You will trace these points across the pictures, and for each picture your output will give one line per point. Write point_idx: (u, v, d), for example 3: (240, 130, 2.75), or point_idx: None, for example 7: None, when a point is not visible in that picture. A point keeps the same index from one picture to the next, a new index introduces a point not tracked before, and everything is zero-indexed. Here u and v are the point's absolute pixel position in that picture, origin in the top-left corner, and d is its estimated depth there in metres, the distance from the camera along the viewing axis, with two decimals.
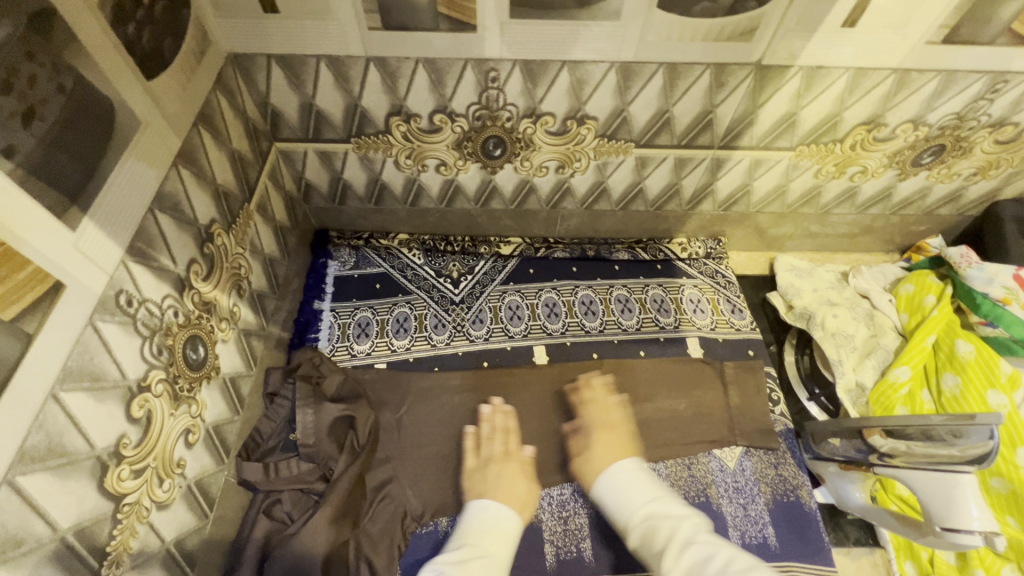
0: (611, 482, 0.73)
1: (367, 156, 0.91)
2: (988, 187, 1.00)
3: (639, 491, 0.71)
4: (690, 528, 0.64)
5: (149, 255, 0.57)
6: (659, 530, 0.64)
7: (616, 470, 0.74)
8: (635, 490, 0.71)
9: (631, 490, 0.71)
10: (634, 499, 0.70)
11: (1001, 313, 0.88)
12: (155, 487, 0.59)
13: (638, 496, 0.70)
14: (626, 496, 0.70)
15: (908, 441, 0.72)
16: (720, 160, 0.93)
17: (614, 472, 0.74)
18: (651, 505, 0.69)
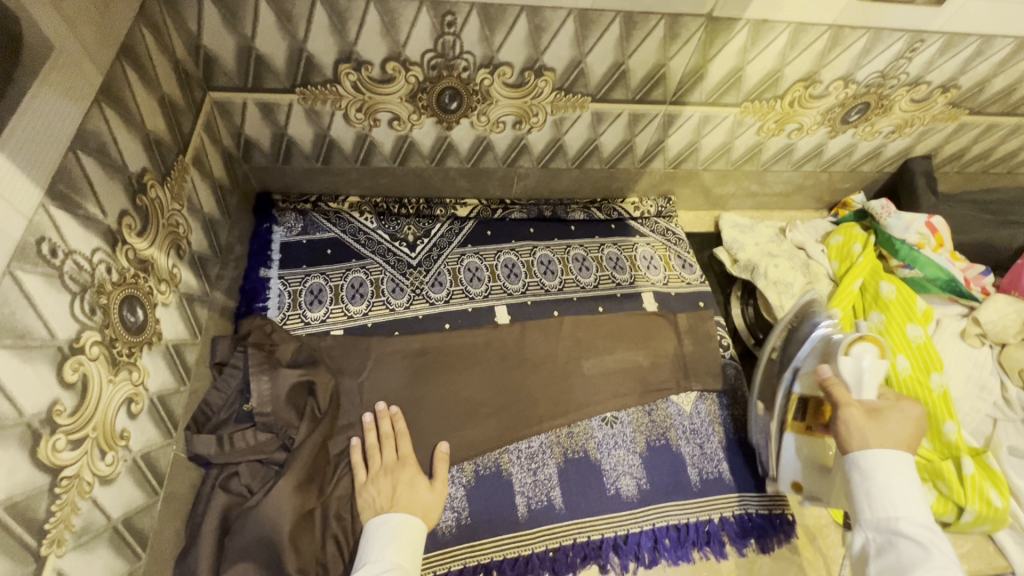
0: (873, 472, 0.60)
1: (313, 109, 0.85)
2: (903, 146, 1.10)
3: (916, 509, 0.58)
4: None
5: (73, 201, 0.51)
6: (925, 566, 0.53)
7: (886, 462, 0.60)
8: (903, 497, 0.58)
9: (900, 497, 0.58)
10: (897, 510, 0.58)
11: (917, 256, 0.96)
12: (97, 460, 0.54)
13: (905, 511, 0.58)
14: (889, 498, 0.58)
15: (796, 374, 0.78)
16: (671, 116, 0.95)
17: (883, 461, 0.60)
18: (919, 535, 0.56)
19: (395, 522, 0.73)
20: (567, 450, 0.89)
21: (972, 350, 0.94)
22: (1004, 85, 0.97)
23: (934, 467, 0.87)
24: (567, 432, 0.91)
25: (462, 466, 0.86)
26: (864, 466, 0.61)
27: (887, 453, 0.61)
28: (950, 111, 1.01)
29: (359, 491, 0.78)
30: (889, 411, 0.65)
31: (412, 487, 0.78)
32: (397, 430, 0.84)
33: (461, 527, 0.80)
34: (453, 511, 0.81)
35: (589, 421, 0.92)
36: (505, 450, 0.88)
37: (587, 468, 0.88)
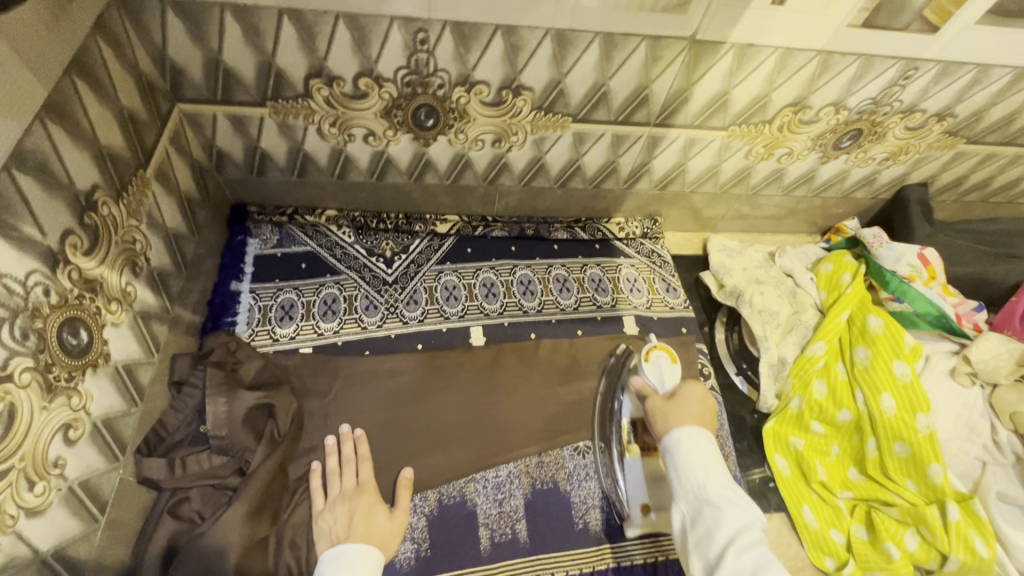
0: (679, 449, 0.65)
1: (285, 122, 0.83)
2: (898, 172, 1.07)
3: (713, 469, 0.62)
4: (746, 536, 0.56)
5: (6, 223, 0.49)
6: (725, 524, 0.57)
7: (686, 438, 0.65)
8: (703, 468, 0.62)
9: (699, 463, 0.63)
10: (696, 474, 0.62)
11: (907, 289, 0.93)
12: (24, 491, 0.51)
13: (704, 473, 0.62)
14: (690, 467, 0.63)
15: (621, 405, 0.92)
16: (656, 137, 0.92)
17: (687, 440, 0.65)
18: (714, 492, 0.60)
19: (351, 549, 0.70)
20: (536, 480, 0.86)
21: (962, 390, 0.90)
22: (1003, 115, 0.94)
23: (916, 511, 0.84)
24: (537, 461, 0.88)
25: (425, 494, 0.83)
26: (671, 448, 0.66)
27: (685, 429, 0.67)
28: (946, 139, 0.98)
29: (316, 518, 0.75)
30: (681, 392, 0.74)
31: (370, 516, 0.75)
32: (361, 453, 0.81)
33: (421, 560, 0.78)
34: (413, 542, 0.79)
35: (561, 450, 0.89)
36: (472, 478, 0.85)
37: (555, 500, 0.85)
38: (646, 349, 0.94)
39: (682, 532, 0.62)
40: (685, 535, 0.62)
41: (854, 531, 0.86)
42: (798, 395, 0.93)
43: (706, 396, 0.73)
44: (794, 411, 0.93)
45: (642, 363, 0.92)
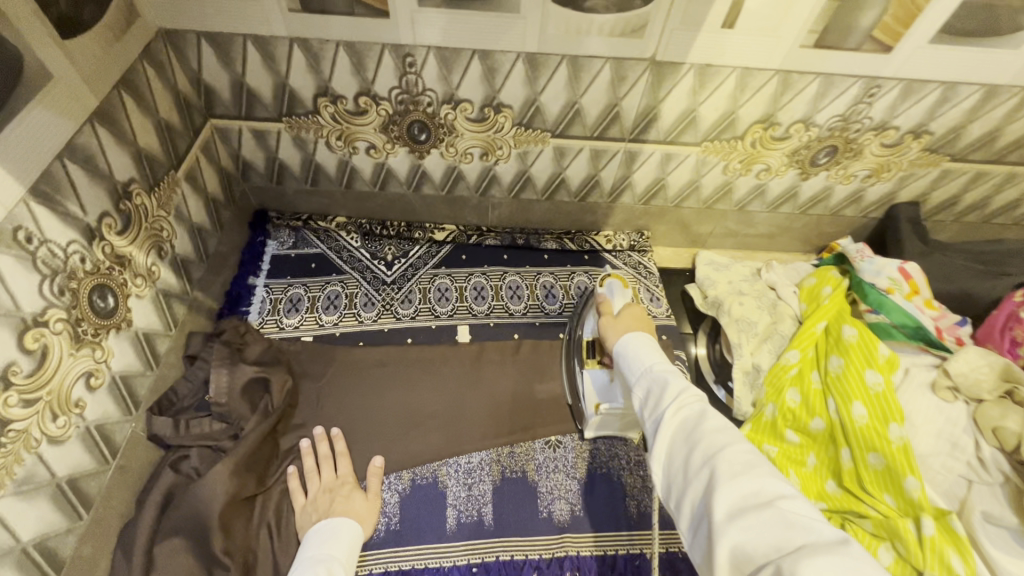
0: (627, 348, 0.75)
1: (299, 136, 0.96)
2: (885, 190, 1.08)
3: (659, 357, 0.71)
4: (688, 390, 0.64)
5: (55, 200, 0.61)
6: (667, 390, 0.65)
7: (633, 339, 0.76)
8: (648, 357, 0.71)
9: (647, 354, 0.72)
10: (644, 361, 0.71)
11: (884, 301, 0.94)
12: (48, 421, 0.62)
13: (651, 359, 0.71)
14: (640, 358, 0.72)
15: (583, 326, 0.98)
16: (633, 152, 0.99)
17: (633, 340, 0.76)
18: (661, 368, 0.68)
19: (333, 524, 0.76)
20: (505, 468, 0.91)
21: (945, 405, 0.88)
22: (983, 132, 0.95)
23: (889, 525, 0.80)
24: (508, 452, 0.92)
25: (400, 473, 0.89)
26: (621, 350, 0.76)
27: (632, 334, 0.78)
28: (928, 156, 0.99)
29: (299, 513, 0.81)
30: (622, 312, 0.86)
31: (349, 500, 0.81)
32: (337, 450, 0.87)
33: (390, 535, 0.83)
34: (384, 516, 0.84)
35: (533, 442, 0.94)
36: (445, 462, 0.91)
37: (523, 488, 0.89)
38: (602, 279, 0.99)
39: (638, 409, 0.69)
40: (641, 414, 0.68)
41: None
42: (771, 402, 0.94)
43: (644, 312, 0.84)
44: (767, 418, 0.94)
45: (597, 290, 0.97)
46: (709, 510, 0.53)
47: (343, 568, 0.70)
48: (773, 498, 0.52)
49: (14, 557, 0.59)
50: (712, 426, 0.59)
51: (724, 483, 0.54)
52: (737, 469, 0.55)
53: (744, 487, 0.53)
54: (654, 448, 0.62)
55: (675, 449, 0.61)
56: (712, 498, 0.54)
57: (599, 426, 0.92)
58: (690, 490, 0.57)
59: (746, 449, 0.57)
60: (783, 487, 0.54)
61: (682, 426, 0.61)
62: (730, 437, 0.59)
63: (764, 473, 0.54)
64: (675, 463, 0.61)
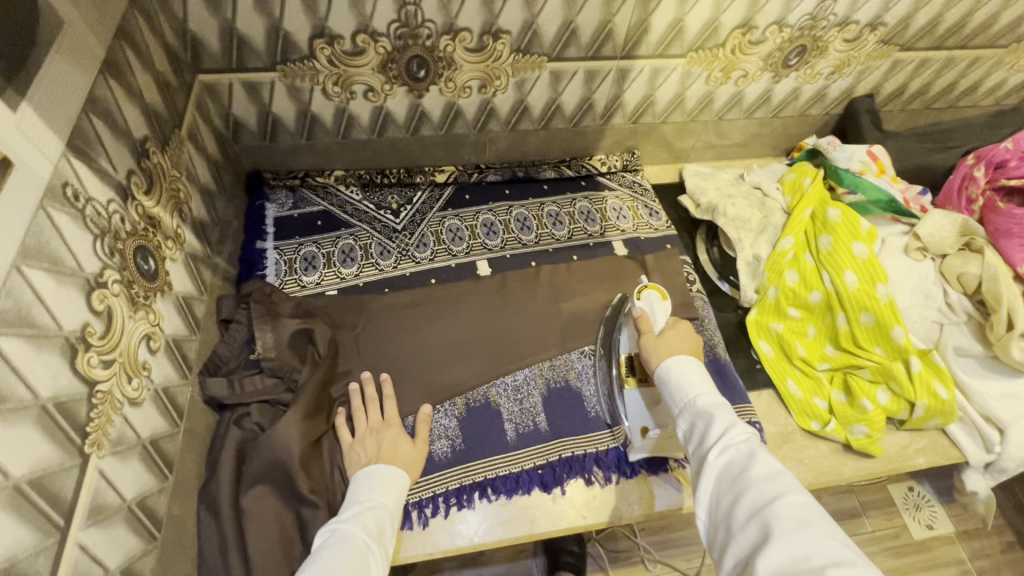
0: (668, 374, 0.77)
1: (293, 85, 0.93)
2: (845, 86, 1.18)
3: (706, 389, 0.73)
4: (736, 431, 0.64)
5: (89, 155, 0.59)
6: (712, 429, 0.66)
7: (675, 363, 0.77)
8: (693, 386, 0.73)
9: (694, 383, 0.73)
10: (689, 393, 0.73)
11: (859, 181, 1.05)
12: (125, 383, 0.62)
13: (697, 390, 0.73)
14: (683, 386, 0.74)
15: (619, 343, 0.95)
16: (624, 70, 1.03)
17: (673, 363, 0.78)
18: (708, 403, 0.70)
19: (379, 473, 0.77)
20: (549, 381, 0.97)
21: (916, 264, 1.00)
22: (928, 19, 1.05)
23: (885, 369, 0.94)
24: (549, 365, 0.99)
25: (453, 400, 0.93)
26: (663, 374, 0.78)
27: (673, 357, 0.79)
28: (882, 48, 1.10)
29: (348, 451, 0.82)
30: (665, 329, 0.86)
31: (395, 445, 0.82)
32: (384, 393, 0.88)
33: (455, 452, 0.88)
34: (448, 438, 0.89)
35: (569, 355, 1.00)
36: (492, 384, 0.95)
37: (569, 395, 0.96)
38: (639, 287, 0.96)
39: (686, 444, 0.71)
40: (688, 448, 0.70)
41: (834, 396, 0.97)
42: (773, 285, 1.05)
43: (689, 331, 0.84)
44: (771, 300, 1.05)
45: (635, 302, 0.94)
46: (751, 564, 0.53)
47: (390, 517, 0.72)
48: (821, 563, 0.49)
49: (124, 516, 0.59)
50: (761, 473, 0.59)
51: (770, 538, 0.53)
52: (785, 524, 0.53)
53: (791, 546, 0.52)
54: (701, 489, 0.64)
55: (721, 494, 0.62)
56: (756, 553, 0.53)
57: (643, 449, 0.88)
58: (735, 541, 0.57)
59: (796, 504, 0.55)
60: (836, 548, 0.51)
61: (728, 468, 0.62)
62: (782, 484, 0.58)
63: (814, 532, 0.52)
64: (721, 507, 0.61)
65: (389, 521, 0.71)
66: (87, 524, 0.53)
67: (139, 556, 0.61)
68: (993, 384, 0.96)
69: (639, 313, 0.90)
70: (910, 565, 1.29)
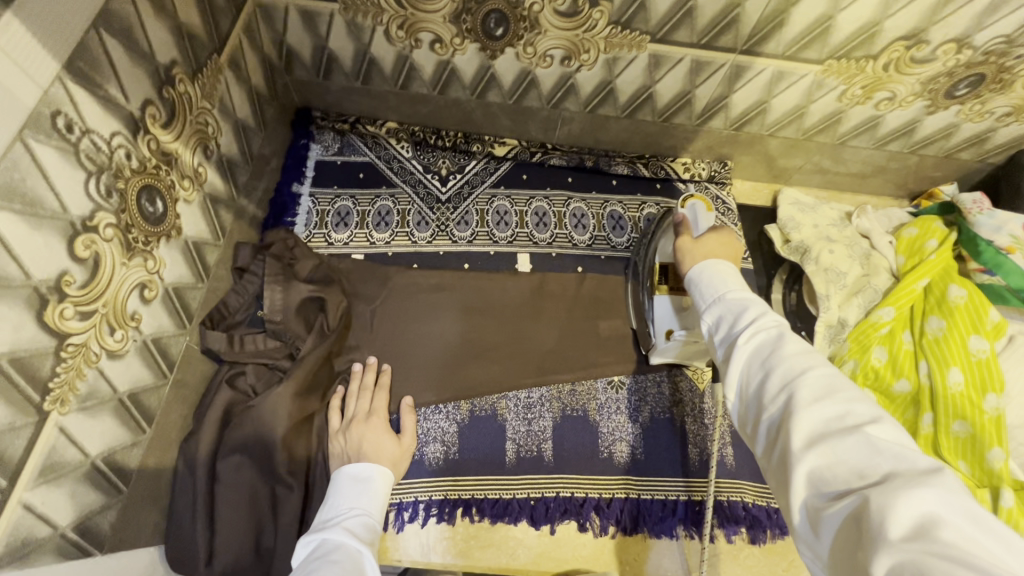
0: (700, 276, 0.64)
1: (354, 21, 0.83)
2: (1018, 133, 0.94)
3: (735, 284, 0.59)
4: (769, 313, 0.52)
5: (95, 81, 0.52)
6: (743, 313, 0.54)
7: (710, 266, 0.64)
8: (726, 283, 0.60)
9: (725, 281, 0.60)
10: (720, 289, 0.59)
11: (1003, 262, 0.84)
12: (106, 335, 0.57)
13: (727, 286, 0.60)
14: (715, 283, 0.61)
15: (657, 249, 0.88)
16: (741, 68, 0.85)
17: (706, 268, 0.65)
18: (738, 295, 0.57)
19: (360, 474, 0.70)
20: (566, 406, 0.87)
21: None
22: None
23: None
24: (569, 389, 0.88)
25: (457, 403, 0.85)
26: (694, 279, 0.65)
27: (710, 262, 0.66)
28: None
29: (332, 436, 0.77)
30: (705, 233, 0.75)
31: (378, 443, 0.75)
32: (381, 383, 0.83)
33: (447, 461, 0.82)
34: (443, 444, 0.83)
35: (594, 381, 0.89)
36: (503, 396, 0.87)
37: (584, 427, 0.86)
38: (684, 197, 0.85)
39: (709, 340, 0.58)
40: (710, 341, 0.58)
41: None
42: (853, 359, 0.87)
43: (731, 235, 0.73)
44: (845, 374, 0.87)
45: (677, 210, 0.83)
46: (784, 436, 0.44)
47: (377, 523, 0.66)
48: (859, 422, 0.42)
49: (85, 472, 0.57)
50: (794, 347, 0.48)
51: (806, 408, 0.44)
52: (820, 392, 0.44)
53: (826, 410, 0.43)
54: (726, 373, 0.52)
55: (746, 372, 0.50)
56: (791, 424, 0.43)
57: (668, 352, 0.84)
58: (764, 417, 0.47)
59: (830, 370, 0.46)
60: (873, 410, 0.43)
61: (759, 350, 0.50)
62: (818, 359, 0.47)
63: (854, 396, 0.44)
64: (747, 390, 0.50)
65: (375, 526, 0.65)
66: (36, 483, 0.50)
67: (97, 511, 0.59)
68: None
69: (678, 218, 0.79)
70: None
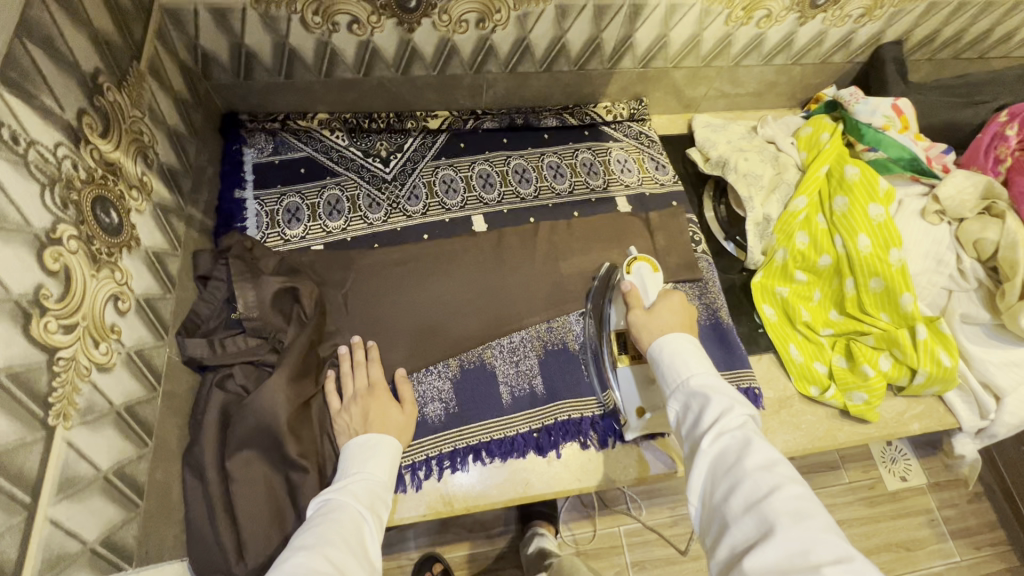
0: (661, 355, 0.70)
1: (268, 13, 0.83)
2: (874, 31, 1.09)
3: (699, 369, 0.66)
4: (731, 415, 0.58)
5: (28, 91, 0.51)
6: (705, 411, 0.60)
7: (669, 341, 0.71)
8: (690, 366, 0.66)
9: (687, 362, 0.67)
10: (683, 374, 0.66)
11: (882, 138, 0.99)
12: (91, 347, 0.57)
13: (690, 371, 0.66)
14: (678, 367, 0.67)
15: (609, 316, 0.91)
16: (638, 6, 0.94)
17: (667, 343, 0.71)
18: (700, 385, 0.64)
19: (371, 442, 0.74)
20: (547, 343, 0.93)
21: (933, 228, 0.95)
22: None
23: (890, 336, 0.92)
24: (546, 327, 0.95)
25: (447, 361, 0.90)
26: (656, 354, 0.71)
27: (668, 336, 0.72)
28: None
29: (335, 417, 0.79)
30: (656, 303, 0.80)
31: (382, 412, 0.78)
32: (371, 357, 0.85)
33: (449, 415, 0.86)
34: (442, 401, 0.87)
35: (567, 317, 0.96)
36: (488, 346, 0.92)
37: (566, 358, 0.93)
38: (629, 260, 0.93)
39: (678, 428, 0.65)
40: (680, 430, 0.64)
41: (835, 361, 0.95)
42: (782, 247, 1.00)
43: (681, 304, 0.79)
44: (778, 263, 1.00)
45: (624, 275, 0.91)
46: (743, 563, 0.48)
47: (384, 487, 0.70)
48: (820, 560, 0.45)
49: (100, 487, 0.57)
50: (756, 462, 0.53)
51: (768, 535, 0.48)
52: (784, 520, 0.48)
53: (789, 540, 0.47)
54: (692, 477, 0.58)
55: (713, 480, 0.56)
56: (753, 549, 0.48)
57: (639, 429, 0.85)
58: (729, 533, 0.51)
59: (795, 493, 0.50)
60: (836, 542, 0.46)
61: (722, 456, 0.56)
62: (779, 475, 0.52)
63: (814, 524, 0.48)
64: (713, 497, 0.55)
65: (381, 492, 0.69)
66: (57, 499, 0.50)
67: (120, 525, 0.59)
68: (998, 351, 0.94)
69: (629, 288, 0.85)
70: (881, 513, 1.33)
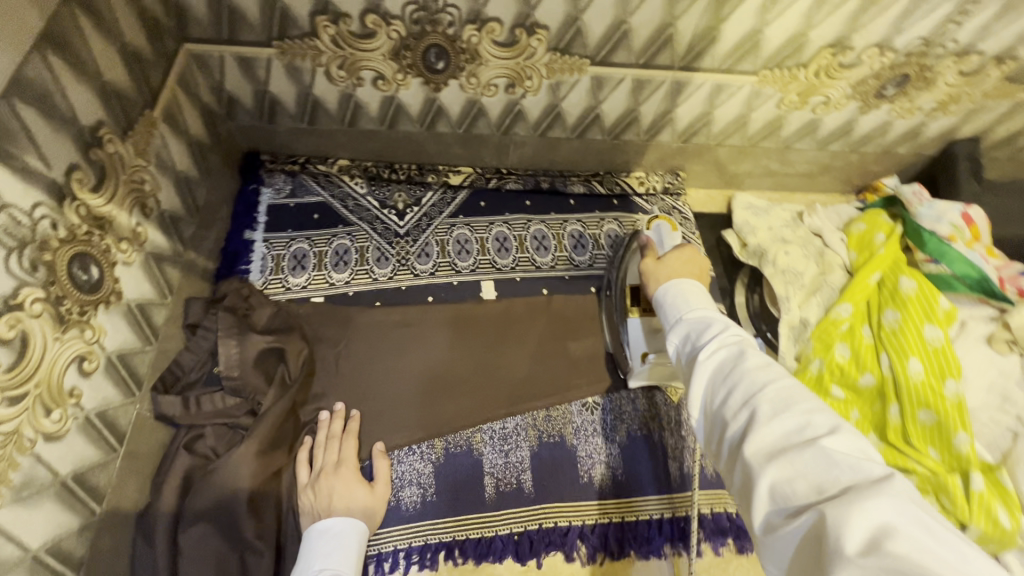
0: (663, 296, 0.64)
1: (293, 64, 0.82)
2: (946, 125, 0.99)
3: (697, 302, 0.60)
4: (729, 330, 0.53)
5: (9, 152, 0.49)
6: (704, 331, 0.54)
7: (674, 285, 0.64)
8: (689, 302, 0.60)
9: (686, 300, 0.61)
10: (682, 310, 0.60)
11: (946, 250, 0.87)
12: (41, 416, 0.53)
13: (688, 304, 0.60)
14: (676, 303, 0.61)
15: (626, 270, 0.92)
16: (681, 83, 0.87)
17: (670, 289, 0.64)
18: (698, 314, 0.58)
19: (330, 529, 0.68)
20: (542, 434, 0.86)
21: (999, 358, 0.85)
22: None
23: (936, 479, 0.76)
24: (544, 415, 0.87)
25: (431, 442, 0.83)
26: (660, 300, 0.65)
27: (673, 282, 0.65)
28: (1003, 87, 0.90)
29: (299, 492, 0.74)
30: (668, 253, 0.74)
31: (349, 495, 0.72)
32: (348, 430, 0.79)
33: (425, 502, 0.79)
34: (419, 487, 0.80)
35: (569, 405, 0.88)
36: (477, 430, 0.85)
37: (561, 454, 0.85)
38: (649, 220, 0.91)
39: (674, 361, 0.58)
40: (676, 358, 0.58)
41: None
42: (818, 357, 0.88)
43: (693, 252, 0.72)
44: (813, 373, 0.87)
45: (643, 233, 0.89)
46: (742, 451, 0.44)
47: None
48: (816, 434, 0.42)
49: (26, 567, 0.53)
50: (755, 362, 0.49)
51: (765, 425, 0.44)
52: (781, 408, 0.44)
53: (787, 424, 0.44)
54: (689, 389, 0.52)
55: (709, 389, 0.51)
56: (751, 439, 0.44)
57: (643, 375, 0.86)
58: (727, 434, 0.47)
59: (789, 381, 0.47)
60: (829, 417, 0.44)
61: (719, 367, 0.50)
62: (775, 370, 0.48)
63: (808, 405, 0.44)
64: (710, 406, 0.50)
65: None
66: None
67: None
68: None
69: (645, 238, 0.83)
70: None
